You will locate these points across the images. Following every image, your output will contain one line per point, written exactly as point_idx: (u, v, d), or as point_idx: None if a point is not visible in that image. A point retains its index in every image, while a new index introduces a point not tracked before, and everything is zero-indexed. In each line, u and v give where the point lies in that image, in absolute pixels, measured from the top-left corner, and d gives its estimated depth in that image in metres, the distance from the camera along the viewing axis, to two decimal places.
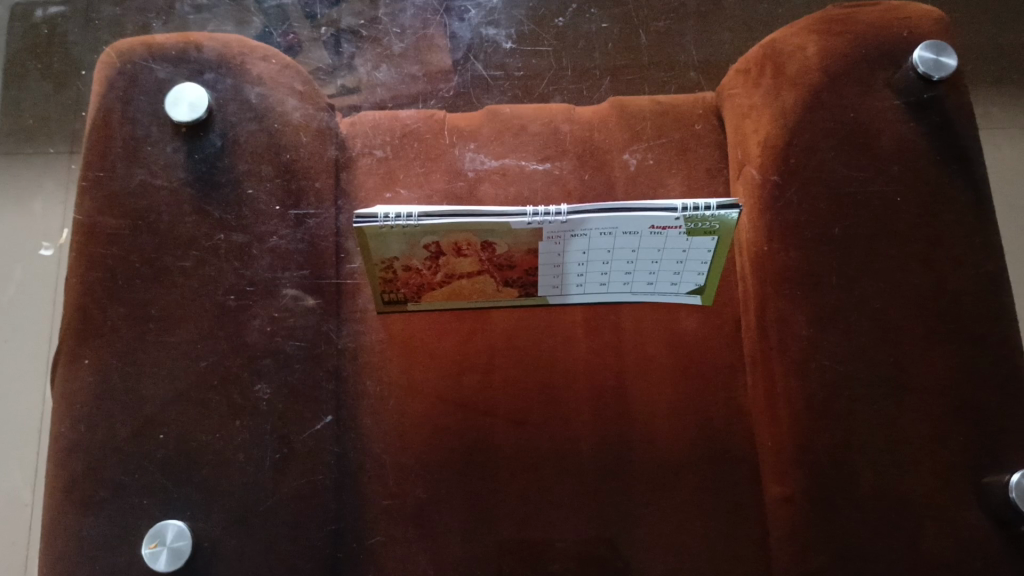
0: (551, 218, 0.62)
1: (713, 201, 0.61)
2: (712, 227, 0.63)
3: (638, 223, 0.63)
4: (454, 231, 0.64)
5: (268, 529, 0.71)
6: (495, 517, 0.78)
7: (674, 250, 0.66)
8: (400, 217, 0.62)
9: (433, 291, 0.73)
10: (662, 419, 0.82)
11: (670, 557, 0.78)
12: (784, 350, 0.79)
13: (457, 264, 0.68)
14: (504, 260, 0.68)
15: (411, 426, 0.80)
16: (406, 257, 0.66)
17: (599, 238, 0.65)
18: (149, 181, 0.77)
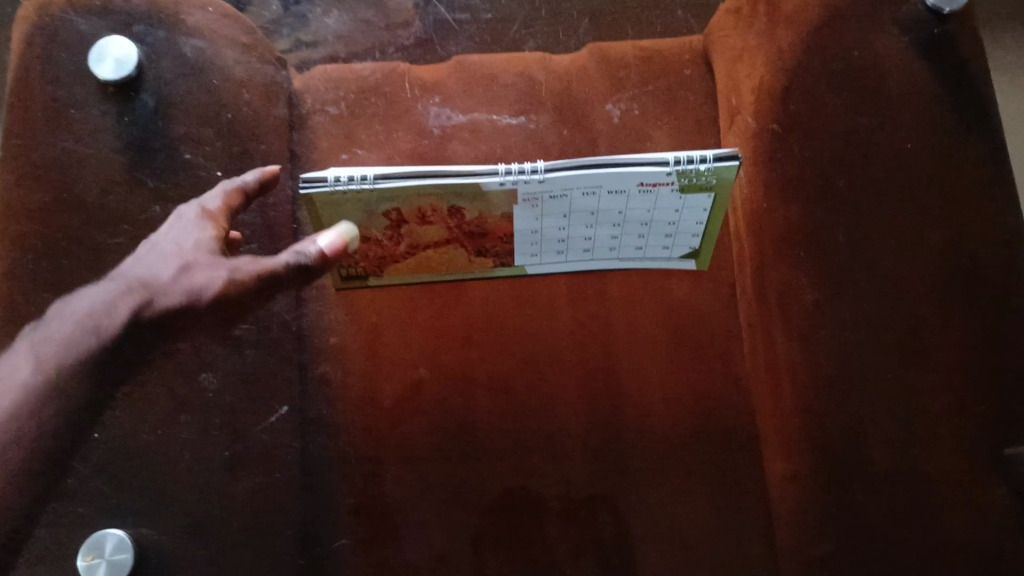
0: (527, 177, 0.54)
1: (709, 152, 0.53)
2: (708, 182, 0.55)
3: (626, 181, 0.55)
4: (417, 196, 0.56)
5: (224, 537, 0.63)
6: (478, 506, 0.71)
7: (667, 211, 0.59)
8: (355, 180, 0.55)
9: (398, 265, 0.65)
10: (654, 395, 0.75)
11: (671, 541, 0.72)
12: (787, 320, 0.72)
13: (423, 233, 0.61)
14: (475, 227, 0.60)
15: (379, 414, 0.72)
16: (364, 226, 0.59)
17: (581, 199, 0.57)
18: (75, 149, 0.69)
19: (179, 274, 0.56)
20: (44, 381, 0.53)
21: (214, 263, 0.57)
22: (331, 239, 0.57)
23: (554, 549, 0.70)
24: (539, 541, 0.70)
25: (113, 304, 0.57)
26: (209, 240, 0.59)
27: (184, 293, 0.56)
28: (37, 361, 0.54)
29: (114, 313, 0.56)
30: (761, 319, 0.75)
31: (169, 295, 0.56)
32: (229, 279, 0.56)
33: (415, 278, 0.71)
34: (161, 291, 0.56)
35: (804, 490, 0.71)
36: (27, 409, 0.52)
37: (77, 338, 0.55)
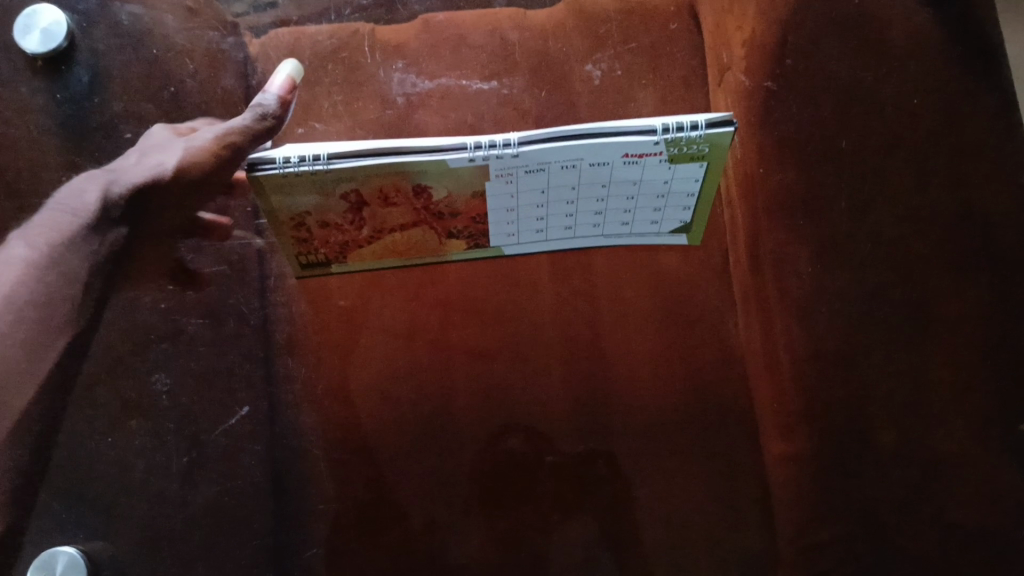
0: (499, 152, 0.49)
1: (700, 118, 0.48)
2: (700, 151, 0.50)
3: (610, 152, 0.50)
4: (377, 176, 0.50)
5: (182, 545, 0.62)
6: (462, 496, 0.65)
7: (655, 183, 0.53)
8: (306, 161, 0.49)
9: (361, 250, 0.60)
10: (645, 373, 0.69)
11: (672, 526, 0.66)
12: (785, 293, 0.68)
13: (388, 215, 0.55)
14: (445, 208, 0.55)
15: (352, 406, 0.67)
16: (321, 210, 0.54)
17: (560, 172, 0.51)
18: (5, 131, 0.65)
19: (149, 160, 0.61)
20: (40, 257, 0.59)
21: (174, 147, 0.61)
22: (281, 77, 0.64)
23: (546, 539, 0.65)
24: (528, 536, 0.65)
25: (88, 195, 0.61)
26: (171, 135, 0.63)
27: (147, 172, 0.60)
28: (30, 241, 0.60)
29: (88, 199, 0.61)
30: (756, 291, 0.69)
31: (136, 176, 0.60)
32: (194, 149, 0.60)
33: (382, 262, 0.64)
34: (127, 174, 0.61)
35: (806, 481, 0.66)
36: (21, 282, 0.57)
37: (62, 222, 0.61)
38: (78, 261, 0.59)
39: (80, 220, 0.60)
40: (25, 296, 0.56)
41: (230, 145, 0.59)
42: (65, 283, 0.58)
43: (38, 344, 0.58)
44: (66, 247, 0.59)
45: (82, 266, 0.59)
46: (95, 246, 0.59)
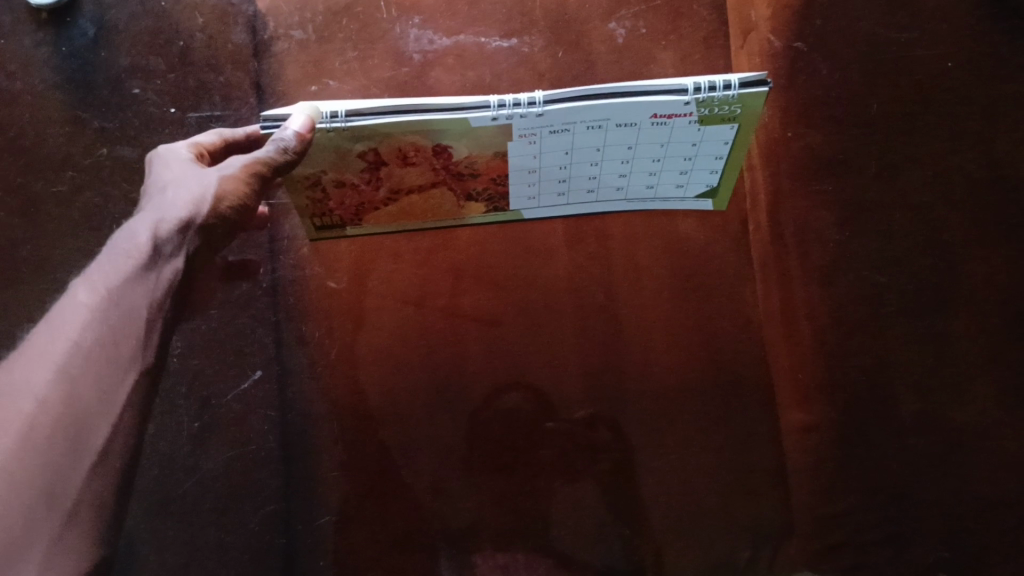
0: (523, 110, 0.47)
1: (734, 77, 0.46)
2: (731, 112, 0.48)
3: (638, 112, 0.48)
4: (396, 135, 0.48)
5: (193, 515, 0.62)
6: (476, 464, 0.65)
7: (682, 144, 0.51)
8: (325, 118, 0.47)
9: (377, 212, 0.58)
10: (660, 341, 0.67)
11: (687, 495, 0.65)
12: (806, 261, 0.67)
13: (405, 175, 0.53)
14: (464, 168, 0.53)
15: (364, 372, 0.66)
16: (337, 169, 0.52)
17: (585, 133, 0.50)
18: (6, 85, 0.62)
19: (178, 191, 0.51)
20: (100, 300, 0.48)
21: (204, 179, 0.51)
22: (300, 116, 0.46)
23: (557, 508, 0.65)
24: (541, 506, 0.65)
25: (128, 231, 0.50)
26: (188, 162, 0.53)
27: (184, 209, 0.50)
28: (87, 283, 0.49)
29: (130, 236, 0.50)
30: (776, 257, 0.68)
31: (170, 211, 0.50)
32: (229, 180, 0.50)
33: (399, 225, 0.63)
34: (159, 208, 0.51)
35: (825, 451, 0.65)
36: (66, 357, 0.46)
37: (109, 263, 0.50)
38: (140, 296, 0.49)
39: (129, 260, 0.49)
40: (91, 338, 0.47)
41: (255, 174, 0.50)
42: (134, 321, 0.48)
43: (107, 384, 0.46)
44: (125, 287, 0.48)
45: (144, 302, 0.49)
46: (158, 272, 0.50)
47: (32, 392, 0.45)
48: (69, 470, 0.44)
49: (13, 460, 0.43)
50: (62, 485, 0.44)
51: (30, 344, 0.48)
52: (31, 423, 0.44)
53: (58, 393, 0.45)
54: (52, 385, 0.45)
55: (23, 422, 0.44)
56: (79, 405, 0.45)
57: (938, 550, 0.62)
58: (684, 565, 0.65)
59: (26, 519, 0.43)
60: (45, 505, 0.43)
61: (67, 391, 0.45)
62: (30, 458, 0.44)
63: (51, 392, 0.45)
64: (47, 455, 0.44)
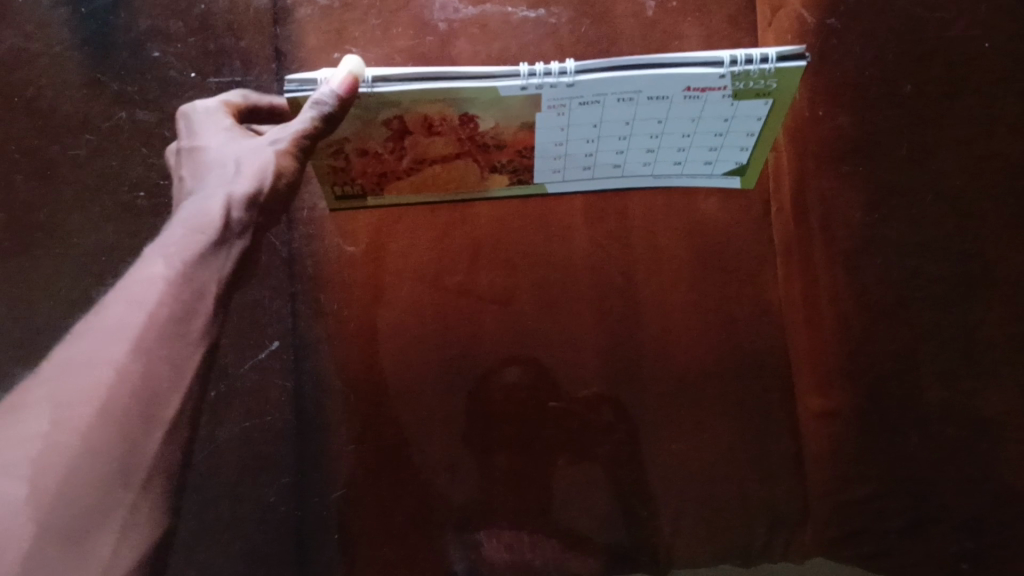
0: (554, 79, 0.46)
1: (772, 51, 0.45)
2: (766, 87, 0.47)
3: (671, 85, 0.47)
4: (423, 102, 0.47)
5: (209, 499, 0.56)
6: (493, 442, 0.64)
7: (714, 120, 0.50)
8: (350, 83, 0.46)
9: (399, 182, 0.58)
10: (677, 323, 0.67)
11: (701, 476, 0.65)
12: (830, 243, 0.66)
13: (430, 145, 0.52)
14: (490, 140, 0.52)
15: (381, 346, 0.65)
16: (362, 137, 0.51)
17: (615, 106, 0.48)
18: (24, 46, 0.61)
19: (235, 164, 0.51)
20: (176, 274, 0.45)
21: (258, 148, 0.51)
22: (337, 76, 0.45)
23: (571, 489, 0.64)
24: (556, 485, 0.64)
25: (203, 207, 0.49)
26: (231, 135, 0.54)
27: (246, 179, 0.50)
28: (166, 255, 0.47)
29: (207, 209, 0.49)
30: (799, 243, 0.67)
31: (232, 183, 0.50)
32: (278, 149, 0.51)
33: (418, 198, 0.63)
34: (218, 180, 0.51)
35: (845, 436, 0.65)
36: (144, 329, 0.42)
37: (184, 237, 0.48)
38: (209, 274, 0.46)
39: (204, 233, 0.47)
40: (165, 313, 0.43)
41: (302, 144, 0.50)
42: (199, 299, 0.45)
43: (180, 359, 0.43)
44: (195, 263, 0.46)
45: (212, 281, 0.46)
46: (226, 252, 0.49)
47: (110, 361, 0.41)
48: (143, 445, 0.41)
49: (90, 431, 0.39)
50: (135, 461, 0.40)
51: (107, 316, 0.44)
52: (108, 392, 0.40)
53: (137, 365, 0.41)
54: (131, 354, 0.41)
55: (104, 391, 0.40)
56: (155, 382, 0.41)
57: (961, 540, 0.61)
58: (696, 550, 0.65)
59: (102, 493, 0.39)
60: (121, 481, 0.39)
61: (144, 363, 0.41)
62: (107, 430, 0.39)
63: (129, 363, 0.41)
64: (126, 430, 0.40)
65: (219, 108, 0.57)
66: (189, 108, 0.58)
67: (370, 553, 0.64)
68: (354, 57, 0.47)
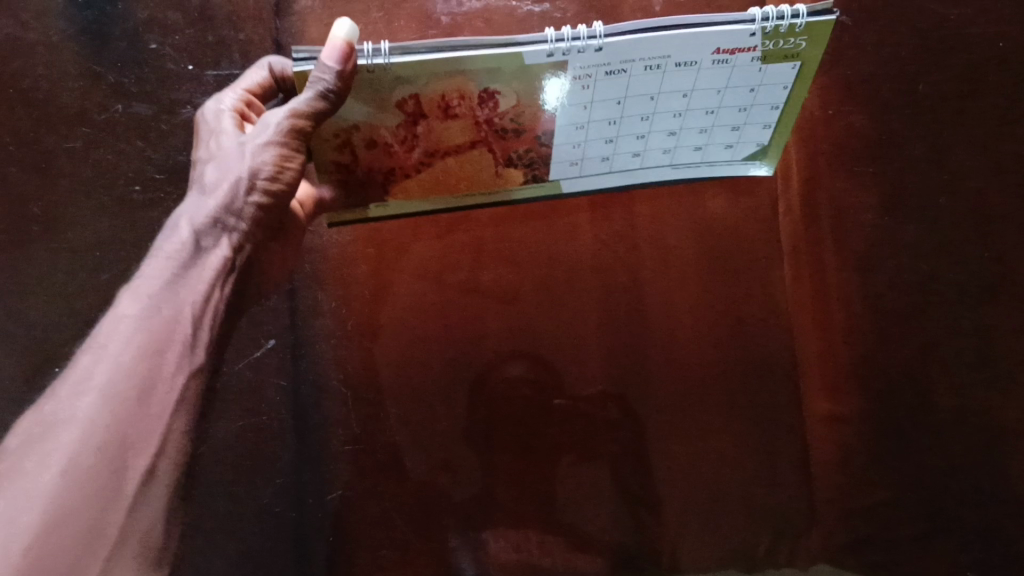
0: (583, 43, 0.45)
1: (802, 5, 0.44)
2: (795, 47, 0.47)
3: (700, 47, 0.46)
4: (441, 77, 0.46)
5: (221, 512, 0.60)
6: (494, 447, 0.63)
7: (739, 90, 0.50)
8: (367, 54, 0.45)
9: (408, 182, 0.53)
10: (684, 326, 0.65)
11: (705, 484, 0.65)
12: (839, 243, 0.64)
13: (444, 131, 0.50)
14: (507, 124, 0.50)
15: (379, 349, 0.64)
16: (371, 124, 0.49)
17: (642, 76, 0.48)
18: (19, 35, 0.60)
19: (212, 177, 0.49)
20: (146, 306, 0.44)
21: (240, 154, 0.48)
22: (330, 46, 0.43)
23: (573, 496, 0.63)
24: (558, 491, 0.63)
25: (169, 233, 0.48)
26: (220, 134, 0.51)
27: (220, 191, 0.48)
28: (133, 289, 0.46)
29: (175, 233, 0.48)
30: (808, 247, 0.65)
31: (207, 198, 0.48)
32: (270, 149, 0.48)
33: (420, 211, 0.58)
34: (194, 199, 0.49)
35: (853, 441, 0.64)
36: (113, 375, 0.41)
37: (152, 266, 0.47)
38: (185, 297, 0.45)
39: (173, 258, 0.46)
40: (134, 354, 0.42)
41: (304, 131, 0.47)
42: (175, 327, 0.44)
43: (154, 397, 0.42)
44: (166, 290, 0.45)
45: (189, 304, 0.46)
46: (202, 269, 0.47)
47: (77, 412, 0.40)
48: (115, 501, 0.39)
49: (58, 491, 0.38)
50: (106, 520, 0.39)
51: (72, 364, 0.43)
52: (76, 448, 0.39)
53: (107, 415, 0.40)
54: (99, 404, 0.40)
55: (70, 449, 0.39)
56: (128, 431, 0.40)
57: (974, 550, 0.61)
58: (699, 555, 0.65)
59: (73, 557, 0.38)
60: (91, 543, 0.38)
61: (112, 412, 0.40)
62: (76, 490, 0.38)
63: (99, 414, 0.40)
64: (95, 488, 0.39)
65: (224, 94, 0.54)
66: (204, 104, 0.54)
67: (370, 554, 0.64)
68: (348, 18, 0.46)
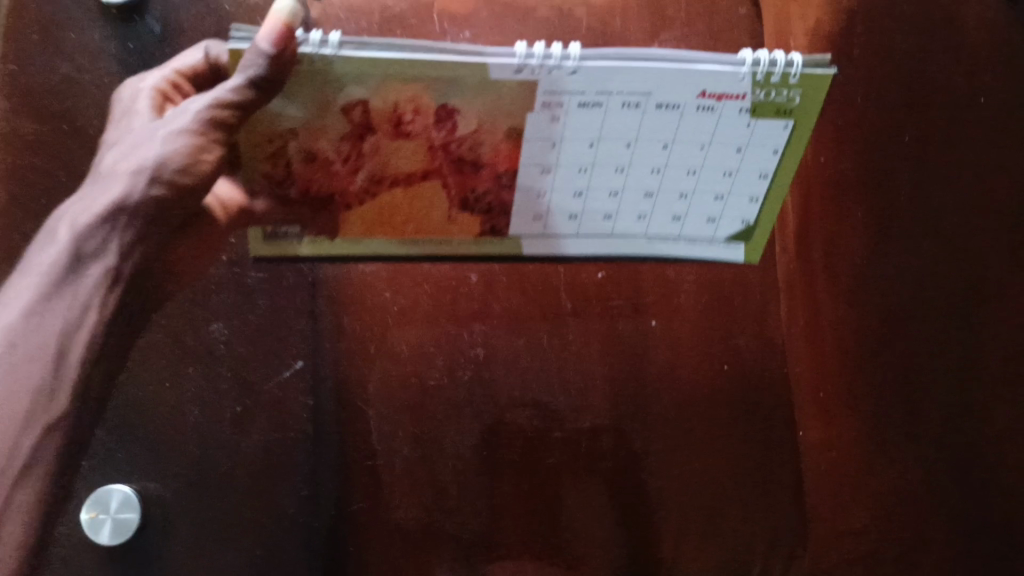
0: (557, 63, 0.45)
1: (797, 56, 0.46)
2: (787, 101, 0.48)
3: (685, 89, 0.47)
4: (395, 82, 0.46)
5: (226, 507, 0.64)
6: (502, 464, 0.66)
7: (726, 148, 0.51)
8: (315, 43, 0.44)
9: (349, 213, 0.53)
10: (685, 353, 0.69)
11: (704, 502, 0.68)
12: (835, 279, 0.68)
13: (394, 152, 0.50)
14: (465, 155, 0.51)
15: (394, 371, 0.66)
16: (310, 129, 0.48)
17: (619, 113, 0.48)
18: (73, 76, 0.65)
19: (110, 166, 0.46)
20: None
21: (150, 141, 0.46)
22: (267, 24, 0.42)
23: (581, 516, 0.67)
24: (563, 507, 0.66)
25: (39, 245, 0.45)
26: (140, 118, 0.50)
27: (116, 182, 0.45)
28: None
29: (48, 245, 0.45)
30: (804, 280, 0.70)
31: (100, 190, 0.46)
32: (184, 139, 0.46)
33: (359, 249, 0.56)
34: (87, 191, 0.46)
35: (842, 468, 0.68)
36: None
37: (20, 280, 0.45)
38: (46, 333, 0.43)
39: (39, 276, 0.44)
40: None
41: (226, 124, 0.46)
42: (28, 375, 0.43)
43: None
44: (26, 323, 0.43)
45: (49, 339, 0.43)
46: (75, 291, 0.45)
47: None
48: None
49: None
50: None
51: None
52: None
53: None
54: None
55: None
56: None
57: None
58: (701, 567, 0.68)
59: None
60: None
61: None
62: None
63: None
64: None
65: (148, 77, 0.53)
66: (128, 82, 0.53)
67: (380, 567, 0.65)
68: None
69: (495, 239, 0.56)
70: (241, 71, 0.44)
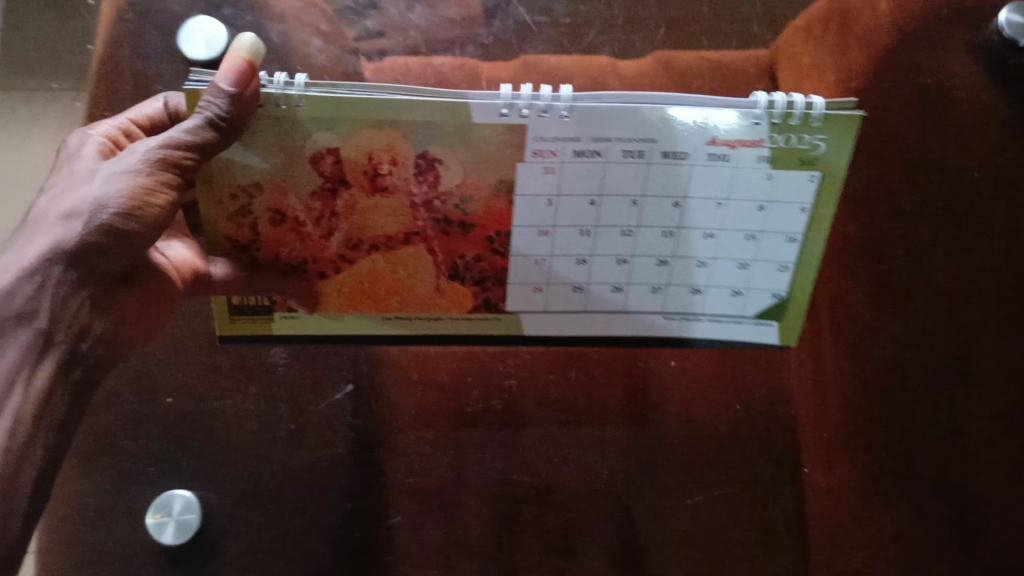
0: (547, 104, 0.54)
1: (816, 100, 0.55)
2: (807, 150, 0.56)
3: (695, 138, 0.56)
4: (367, 128, 0.55)
5: (273, 517, 0.70)
6: (518, 489, 0.71)
7: (748, 205, 0.59)
8: (280, 85, 0.53)
9: (336, 280, 0.62)
10: (698, 395, 0.74)
11: (698, 535, 0.72)
12: (838, 331, 0.73)
13: (371, 210, 0.58)
14: (453, 214, 0.59)
15: (432, 398, 0.72)
16: (277, 180, 0.57)
17: (622, 164, 0.56)
18: None
19: (54, 207, 0.56)
20: None
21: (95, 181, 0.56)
22: (230, 64, 0.52)
23: (591, 540, 0.71)
24: (572, 535, 0.71)
25: None
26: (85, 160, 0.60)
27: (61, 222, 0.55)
28: None
29: None
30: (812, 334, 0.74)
31: (44, 229, 0.55)
32: (129, 178, 0.55)
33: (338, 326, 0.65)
34: (33, 228, 0.56)
35: (838, 504, 0.72)
36: None
37: None
38: None
39: None
40: None
41: (180, 162, 0.55)
42: None
43: None
44: None
45: None
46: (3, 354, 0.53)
47: None
48: None
49: None
50: None
51: None
52: None
53: None
54: None
55: None
56: None
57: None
58: None
59: None
60: None
61: None
62: None
63: None
64: None
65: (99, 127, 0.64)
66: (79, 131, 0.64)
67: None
68: (249, 38, 0.55)
69: (489, 312, 0.64)
70: (196, 112, 0.53)
